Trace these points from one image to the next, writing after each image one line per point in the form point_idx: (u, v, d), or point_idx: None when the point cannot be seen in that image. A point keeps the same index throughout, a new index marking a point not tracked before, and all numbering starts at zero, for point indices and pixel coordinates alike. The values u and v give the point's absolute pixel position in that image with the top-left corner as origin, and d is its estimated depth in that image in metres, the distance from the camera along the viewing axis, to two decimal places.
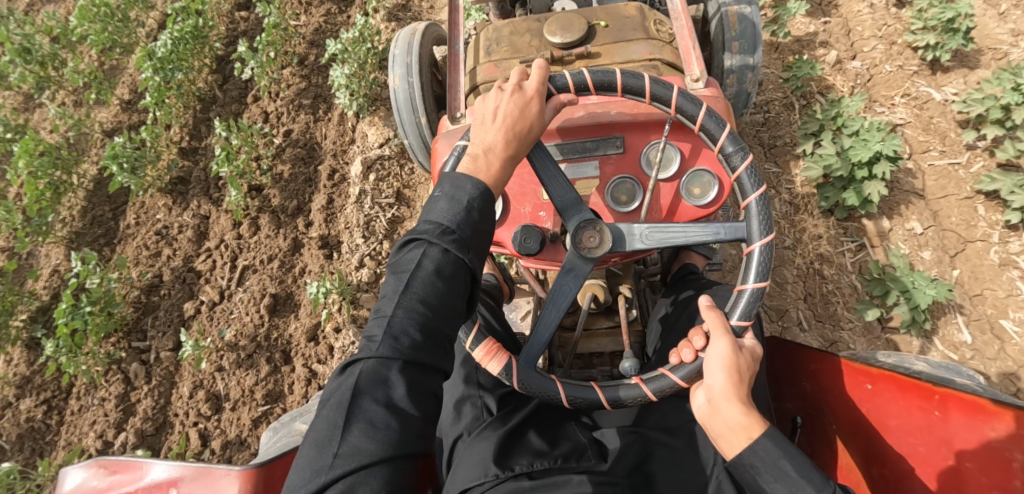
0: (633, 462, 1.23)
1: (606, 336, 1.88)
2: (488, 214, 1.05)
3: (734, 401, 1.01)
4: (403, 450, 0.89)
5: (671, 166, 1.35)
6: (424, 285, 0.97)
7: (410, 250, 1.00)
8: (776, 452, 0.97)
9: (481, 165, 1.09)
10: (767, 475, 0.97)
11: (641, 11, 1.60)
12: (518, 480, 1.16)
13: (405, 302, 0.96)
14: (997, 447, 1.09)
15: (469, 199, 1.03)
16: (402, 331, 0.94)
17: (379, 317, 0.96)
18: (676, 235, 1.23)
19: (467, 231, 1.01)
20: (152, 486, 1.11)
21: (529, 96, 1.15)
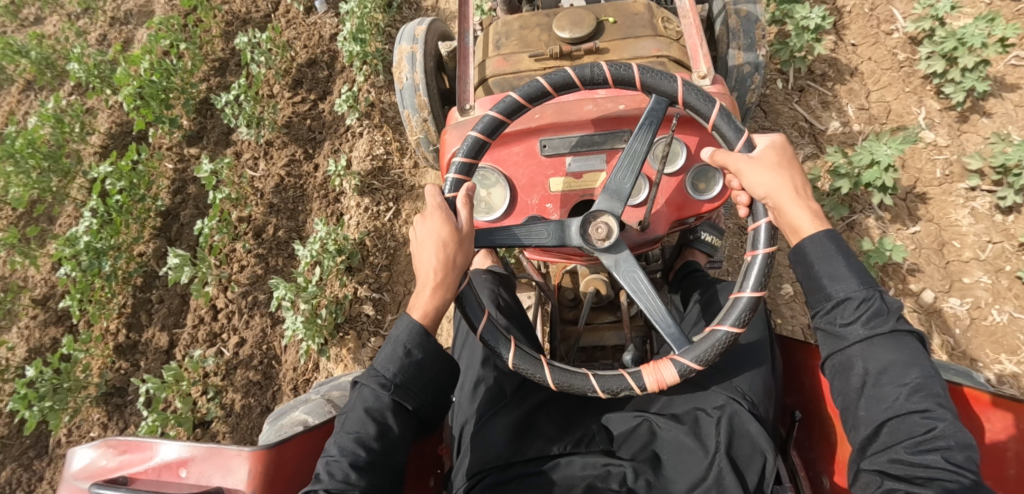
0: (640, 445, 1.25)
1: (608, 331, 1.91)
2: (418, 347, 1.18)
3: (799, 204, 1.15)
4: None
5: (677, 161, 1.37)
6: (357, 424, 1.13)
7: (355, 394, 1.18)
8: (835, 250, 1.11)
9: (419, 306, 1.19)
10: (824, 270, 1.11)
11: (649, 8, 1.63)
12: (525, 464, 1.25)
13: (341, 440, 1.11)
14: (992, 438, 1.14)
15: (404, 341, 1.18)
16: (342, 469, 1.08)
17: (326, 456, 1.12)
18: (630, 158, 1.26)
19: (404, 376, 1.17)
20: (163, 466, 1.13)
21: (434, 213, 1.20)
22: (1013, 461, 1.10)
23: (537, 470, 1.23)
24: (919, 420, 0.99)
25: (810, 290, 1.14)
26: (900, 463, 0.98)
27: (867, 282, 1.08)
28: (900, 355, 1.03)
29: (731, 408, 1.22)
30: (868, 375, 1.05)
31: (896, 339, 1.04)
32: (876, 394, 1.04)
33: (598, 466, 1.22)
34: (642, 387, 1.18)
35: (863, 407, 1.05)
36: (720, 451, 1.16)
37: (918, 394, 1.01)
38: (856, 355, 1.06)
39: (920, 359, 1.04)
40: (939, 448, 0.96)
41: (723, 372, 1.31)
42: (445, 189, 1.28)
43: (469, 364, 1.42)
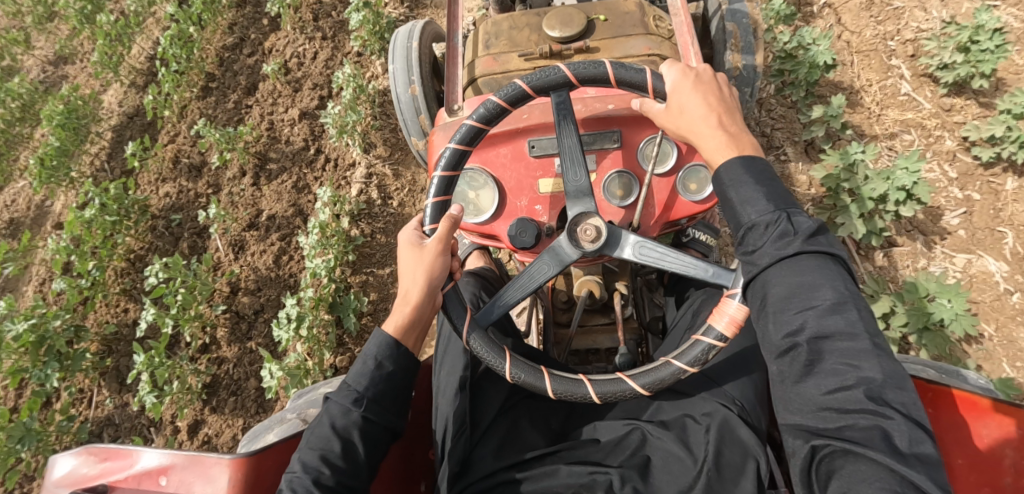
0: (631, 451, 1.23)
1: (602, 333, 1.89)
2: (394, 376, 1.18)
3: (715, 135, 1.14)
4: None
5: (668, 161, 1.36)
6: (319, 439, 1.10)
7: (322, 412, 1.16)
8: (748, 174, 1.06)
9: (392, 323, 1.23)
10: (735, 187, 1.07)
11: (641, 6, 1.60)
12: (510, 472, 1.23)
13: (304, 456, 1.08)
14: (990, 445, 1.10)
15: (368, 355, 1.18)
16: (305, 485, 1.04)
17: (290, 473, 1.08)
18: (568, 158, 1.25)
19: (364, 384, 1.15)
20: (144, 473, 1.11)
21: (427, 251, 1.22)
22: (1010, 471, 1.07)
23: (523, 477, 1.21)
24: (841, 358, 0.91)
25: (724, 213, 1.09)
26: (819, 407, 0.90)
27: (789, 205, 1.02)
28: (820, 278, 0.95)
29: (721, 415, 1.20)
30: (778, 301, 0.97)
31: (810, 259, 0.97)
32: (791, 322, 0.95)
33: (585, 474, 1.20)
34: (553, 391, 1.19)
35: (776, 334, 0.98)
36: (707, 462, 1.15)
37: (844, 327, 0.92)
38: (771, 279, 0.99)
39: (841, 281, 0.95)
40: (863, 384, 0.88)
41: (710, 377, 1.27)
42: (454, 138, 1.27)
43: (450, 371, 1.33)
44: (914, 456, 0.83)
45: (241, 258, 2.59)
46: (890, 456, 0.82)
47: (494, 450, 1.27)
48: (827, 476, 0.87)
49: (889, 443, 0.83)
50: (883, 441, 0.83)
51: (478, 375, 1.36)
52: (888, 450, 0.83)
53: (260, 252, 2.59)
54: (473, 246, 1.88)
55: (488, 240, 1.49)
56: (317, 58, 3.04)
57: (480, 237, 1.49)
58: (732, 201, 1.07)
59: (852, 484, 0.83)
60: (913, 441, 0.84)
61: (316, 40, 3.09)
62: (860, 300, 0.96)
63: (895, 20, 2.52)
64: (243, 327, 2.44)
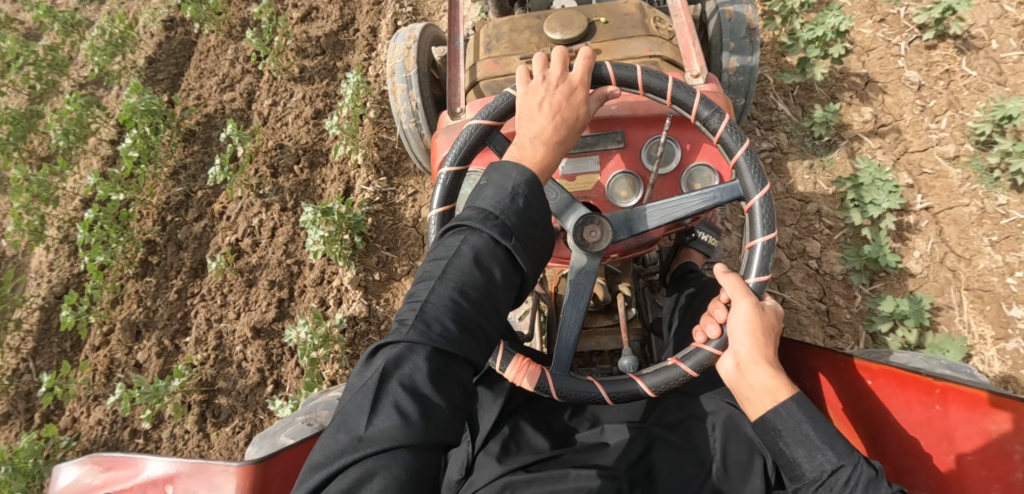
0: (636, 456, 1.21)
1: (605, 335, 1.89)
2: (535, 201, 1.02)
3: (761, 364, 1.09)
4: (429, 438, 0.82)
5: (671, 161, 1.34)
6: (460, 272, 0.95)
7: (452, 236, 1.00)
8: (802, 414, 1.04)
9: (527, 153, 1.09)
10: (789, 438, 1.04)
11: (641, 8, 1.61)
12: (515, 474, 1.19)
13: (441, 287, 0.94)
14: (998, 440, 1.10)
15: (514, 185, 1.02)
16: (440, 322, 0.91)
17: (414, 301, 0.94)
18: (676, 203, 1.25)
19: (512, 218, 0.98)
20: (148, 483, 1.10)
21: (573, 85, 1.16)
22: (1021, 466, 1.07)
23: (528, 478, 1.18)
24: None
25: (783, 464, 1.06)
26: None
27: (840, 458, 1.00)
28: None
29: (725, 413, 1.24)
30: None
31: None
32: None
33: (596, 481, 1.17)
34: (559, 391, 1.20)
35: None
36: (715, 460, 1.19)
37: None
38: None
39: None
40: None
41: (711, 379, 1.33)
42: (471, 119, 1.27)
43: None
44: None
45: (231, 309, 2.41)
46: None
47: (498, 455, 1.24)
48: None
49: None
50: None
51: (480, 380, 1.38)
52: None
53: (257, 254, 2.49)
54: None
55: None
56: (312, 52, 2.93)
57: None
58: (785, 450, 1.05)
59: None
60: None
61: (312, 33, 2.99)
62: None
63: (904, 6, 2.46)
64: (239, 331, 2.35)
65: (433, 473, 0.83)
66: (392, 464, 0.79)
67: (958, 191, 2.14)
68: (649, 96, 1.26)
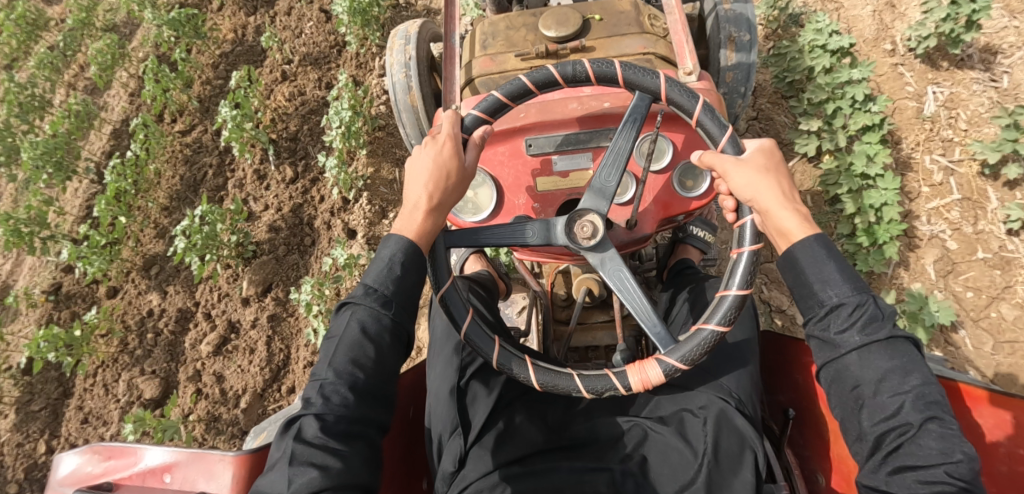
0: (629, 447, 1.24)
1: (601, 330, 1.90)
2: (413, 266, 1.12)
3: (782, 206, 1.08)
4: (342, 486, 0.95)
5: (663, 157, 1.37)
6: (349, 347, 1.06)
7: (341, 314, 1.11)
8: (825, 252, 1.05)
9: (405, 222, 1.16)
10: (810, 270, 1.05)
11: (635, 6, 1.62)
12: (508, 467, 1.22)
13: (335, 363, 1.05)
14: (982, 433, 1.12)
15: (391, 255, 1.12)
16: (338, 392, 1.02)
17: (315, 380, 1.05)
18: (613, 155, 1.25)
19: (389, 288, 1.10)
20: (147, 472, 1.12)
21: (442, 144, 1.20)
22: (1004, 457, 1.09)
23: (522, 472, 1.21)
24: (916, 405, 0.94)
25: (800, 296, 1.07)
26: (903, 481, 0.92)
27: (856, 283, 1.03)
28: (896, 361, 0.97)
29: (717, 407, 1.22)
30: (857, 353, 0.99)
31: (894, 346, 0.98)
32: (874, 369, 0.98)
33: (586, 471, 1.20)
34: (684, 361, 1.16)
35: (866, 421, 0.98)
36: (706, 453, 1.17)
37: (908, 379, 0.96)
38: (853, 364, 0.99)
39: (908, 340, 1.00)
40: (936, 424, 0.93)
41: (706, 370, 1.30)
42: None
43: (443, 373, 1.33)
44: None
45: None
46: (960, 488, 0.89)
47: (491, 448, 1.24)
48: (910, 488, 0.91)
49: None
50: (952, 477, 0.89)
51: (470, 375, 1.33)
52: None
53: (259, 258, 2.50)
54: (470, 250, 1.93)
55: None
56: (312, 58, 2.92)
57: None
58: (805, 280, 1.06)
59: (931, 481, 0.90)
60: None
61: (260, 293, 2.44)
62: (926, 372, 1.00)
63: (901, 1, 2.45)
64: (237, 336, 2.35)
65: None
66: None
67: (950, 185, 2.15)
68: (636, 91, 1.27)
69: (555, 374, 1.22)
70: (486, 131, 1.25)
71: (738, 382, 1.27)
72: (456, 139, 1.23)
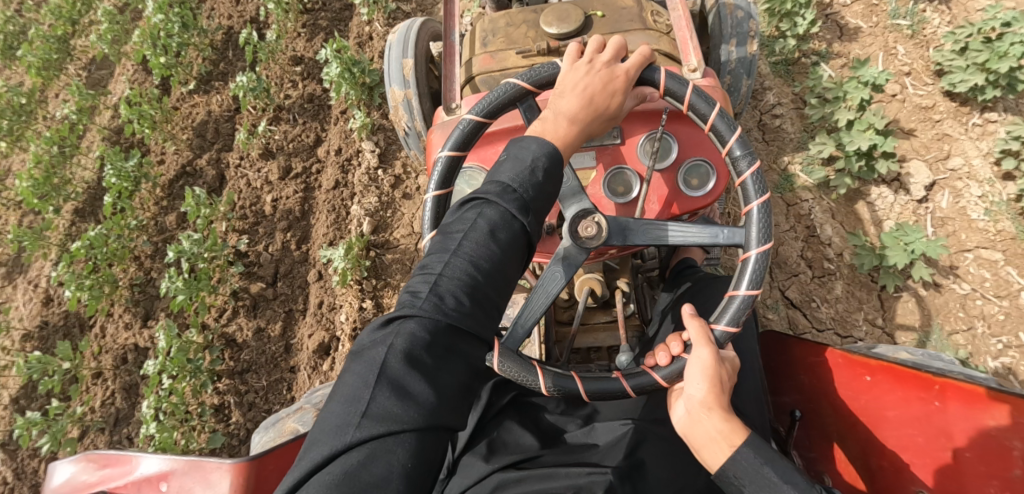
0: (624, 452, 1.18)
1: (604, 331, 1.88)
2: (551, 177, 1.05)
3: (712, 412, 1.03)
4: (435, 419, 0.85)
5: (669, 156, 1.34)
6: (476, 245, 0.96)
7: (468, 209, 1.01)
8: (758, 457, 0.98)
9: (547, 130, 1.11)
10: (750, 484, 0.98)
11: (638, 2, 1.59)
12: (505, 472, 1.16)
13: (455, 260, 0.95)
14: (997, 436, 1.09)
15: (532, 159, 1.04)
16: (454, 295, 0.93)
17: (427, 273, 0.95)
18: (672, 228, 1.24)
19: (529, 191, 1.01)
20: (143, 480, 1.10)
21: (615, 74, 1.16)
22: (1019, 461, 1.06)
23: (520, 476, 1.15)
24: None
25: None
26: None
27: (803, 492, 0.94)
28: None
29: None
30: None
31: None
32: None
33: (584, 474, 1.12)
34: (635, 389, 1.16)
35: None
36: None
37: None
38: None
39: None
40: None
41: None
42: (429, 186, 1.26)
43: None
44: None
45: None
46: None
47: (485, 453, 1.22)
48: None
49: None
50: None
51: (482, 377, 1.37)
52: None
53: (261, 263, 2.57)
54: None
55: None
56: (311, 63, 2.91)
57: None
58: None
59: None
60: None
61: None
62: None
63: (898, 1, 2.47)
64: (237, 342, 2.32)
65: (435, 456, 0.85)
66: (398, 446, 0.81)
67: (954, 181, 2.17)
68: (641, 88, 1.25)
69: (565, 377, 1.16)
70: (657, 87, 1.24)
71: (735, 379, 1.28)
72: (633, 77, 1.18)
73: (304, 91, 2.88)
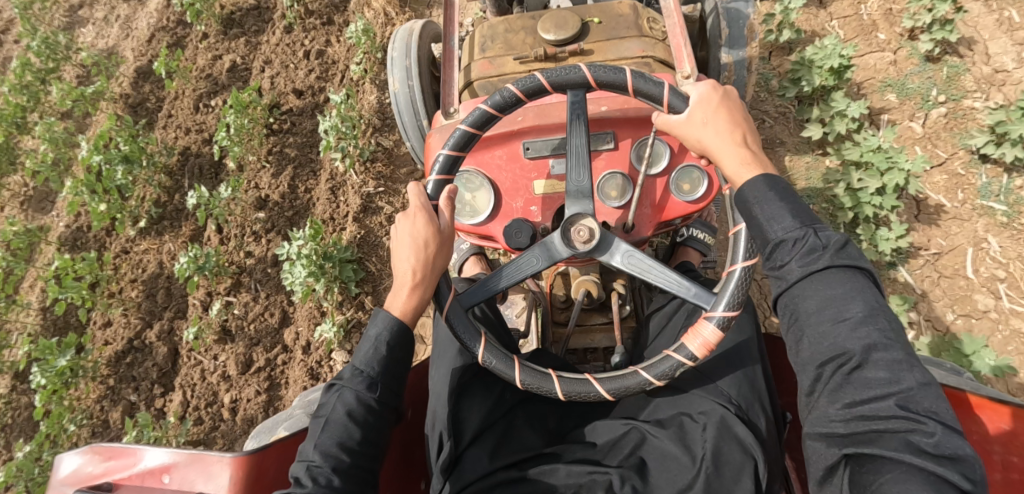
0: (627, 452, 1.25)
1: (600, 332, 1.90)
2: (399, 345, 1.16)
3: (731, 146, 1.13)
4: None
5: (660, 162, 1.37)
6: (340, 430, 1.07)
7: (330, 397, 1.13)
8: (769, 187, 1.06)
9: (395, 303, 1.20)
10: (756, 203, 1.06)
11: (634, 9, 1.62)
12: (507, 472, 1.24)
13: (322, 446, 1.06)
14: (979, 441, 1.10)
15: (376, 334, 1.16)
16: (325, 474, 1.03)
17: (303, 461, 1.06)
18: (574, 158, 1.29)
19: (375, 368, 1.13)
20: (146, 472, 1.13)
21: (414, 214, 1.22)
22: (1000, 466, 1.07)
23: (520, 477, 1.23)
24: (881, 367, 0.88)
25: (751, 230, 1.07)
26: (847, 418, 0.88)
27: (803, 222, 1.01)
28: (843, 289, 0.94)
29: (718, 413, 1.21)
30: (809, 311, 0.96)
31: (840, 280, 0.95)
32: (826, 329, 0.94)
33: (584, 475, 1.21)
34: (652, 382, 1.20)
35: (812, 355, 0.95)
36: (706, 460, 1.16)
37: (857, 334, 0.91)
38: (799, 295, 0.98)
39: (864, 292, 0.94)
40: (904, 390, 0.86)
41: (705, 375, 1.30)
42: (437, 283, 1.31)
43: (442, 373, 1.34)
44: (943, 458, 0.80)
45: None
46: (927, 445, 0.81)
47: (489, 451, 1.27)
48: (855, 426, 0.87)
49: (914, 448, 0.81)
50: (905, 418, 0.83)
51: (462, 387, 1.32)
52: (912, 457, 0.80)
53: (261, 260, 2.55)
54: (470, 251, 1.94)
55: (485, 241, 1.51)
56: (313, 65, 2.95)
57: (478, 238, 1.51)
58: (752, 214, 1.07)
59: (871, 425, 0.85)
60: (942, 444, 0.81)
61: None
62: (886, 312, 0.93)
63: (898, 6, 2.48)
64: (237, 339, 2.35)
65: None
66: None
67: (957, 185, 2.15)
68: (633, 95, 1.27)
69: (581, 383, 1.22)
70: (453, 189, 1.25)
71: (744, 386, 1.27)
72: (428, 207, 1.23)
73: (304, 84, 2.85)
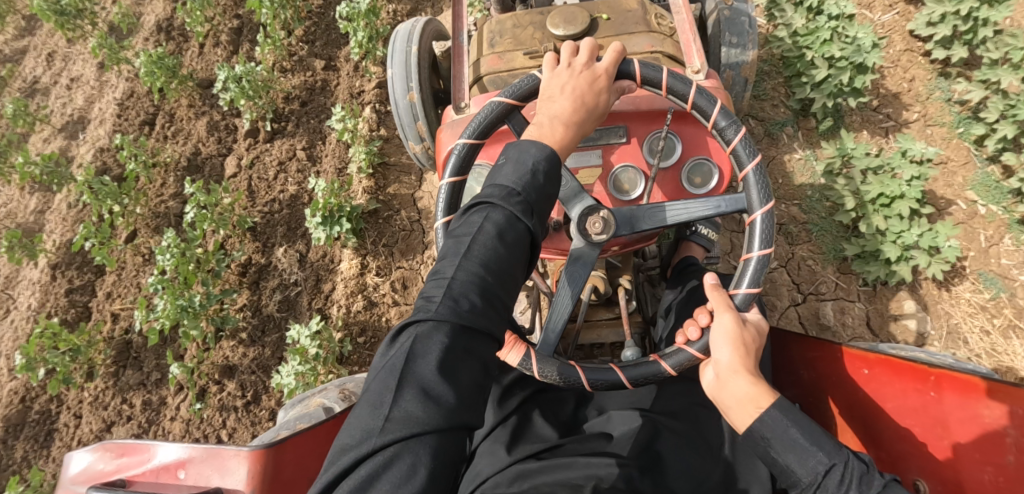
0: (643, 443, 1.22)
1: (607, 327, 1.91)
2: (552, 180, 1.08)
3: (741, 373, 1.11)
4: (455, 418, 0.87)
5: (673, 155, 1.38)
6: (484, 249, 0.98)
7: (474, 213, 1.03)
8: (784, 417, 1.06)
9: (545, 133, 1.15)
10: (778, 443, 1.06)
11: (642, 5, 1.63)
12: (524, 463, 1.19)
13: (466, 265, 0.97)
14: (989, 424, 1.11)
15: (533, 163, 1.07)
16: (466, 296, 0.95)
17: (438, 279, 0.97)
18: (653, 208, 1.29)
19: (532, 195, 1.04)
20: (161, 468, 1.12)
21: (597, 74, 1.21)
22: (1012, 448, 1.08)
23: (539, 467, 1.18)
24: None
25: (777, 471, 1.07)
26: None
27: (829, 457, 1.02)
28: None
29: None
30: None
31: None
32: None
33: (603, 465, 1.17)
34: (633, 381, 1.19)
35: None
36: (718, 448, 1.23)
37: None
38: None
39: None
40: None
41: None
42: (443, 174, 1.29)
43: None
44: None
45: None
46: None
47: (506, 443, 1.24)
48: None
49: None
50: None
51: None
52: None
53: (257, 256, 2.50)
54: None
55: None
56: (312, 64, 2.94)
57: None
58: (774, 455, 1.06)
59: None
60: None
61: None
62: None
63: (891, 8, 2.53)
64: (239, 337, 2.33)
65: (456, 450, 0.88)
66: (419, 446, 0.83)
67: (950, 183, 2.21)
68: (646, 89, 1.28)
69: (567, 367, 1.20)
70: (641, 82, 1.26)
71: None
72: (611, 75, 1.22)
73: (306, 85, 2.85)
